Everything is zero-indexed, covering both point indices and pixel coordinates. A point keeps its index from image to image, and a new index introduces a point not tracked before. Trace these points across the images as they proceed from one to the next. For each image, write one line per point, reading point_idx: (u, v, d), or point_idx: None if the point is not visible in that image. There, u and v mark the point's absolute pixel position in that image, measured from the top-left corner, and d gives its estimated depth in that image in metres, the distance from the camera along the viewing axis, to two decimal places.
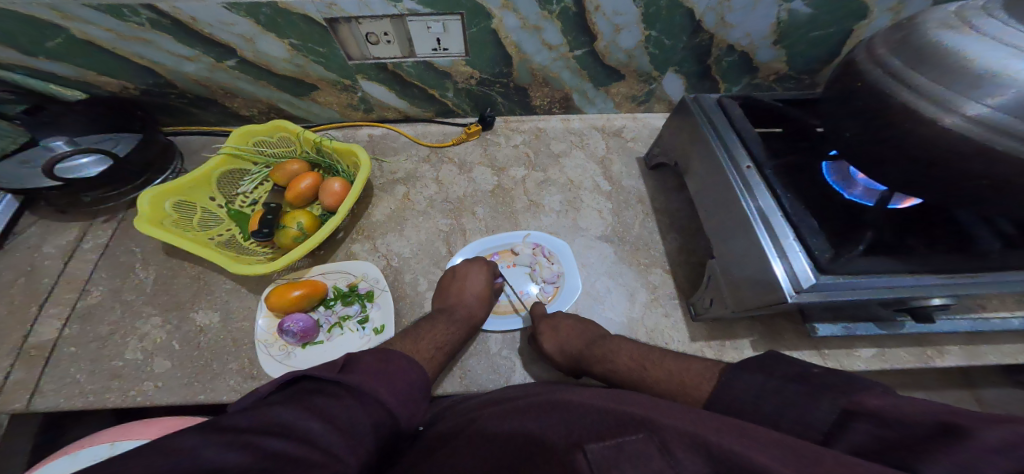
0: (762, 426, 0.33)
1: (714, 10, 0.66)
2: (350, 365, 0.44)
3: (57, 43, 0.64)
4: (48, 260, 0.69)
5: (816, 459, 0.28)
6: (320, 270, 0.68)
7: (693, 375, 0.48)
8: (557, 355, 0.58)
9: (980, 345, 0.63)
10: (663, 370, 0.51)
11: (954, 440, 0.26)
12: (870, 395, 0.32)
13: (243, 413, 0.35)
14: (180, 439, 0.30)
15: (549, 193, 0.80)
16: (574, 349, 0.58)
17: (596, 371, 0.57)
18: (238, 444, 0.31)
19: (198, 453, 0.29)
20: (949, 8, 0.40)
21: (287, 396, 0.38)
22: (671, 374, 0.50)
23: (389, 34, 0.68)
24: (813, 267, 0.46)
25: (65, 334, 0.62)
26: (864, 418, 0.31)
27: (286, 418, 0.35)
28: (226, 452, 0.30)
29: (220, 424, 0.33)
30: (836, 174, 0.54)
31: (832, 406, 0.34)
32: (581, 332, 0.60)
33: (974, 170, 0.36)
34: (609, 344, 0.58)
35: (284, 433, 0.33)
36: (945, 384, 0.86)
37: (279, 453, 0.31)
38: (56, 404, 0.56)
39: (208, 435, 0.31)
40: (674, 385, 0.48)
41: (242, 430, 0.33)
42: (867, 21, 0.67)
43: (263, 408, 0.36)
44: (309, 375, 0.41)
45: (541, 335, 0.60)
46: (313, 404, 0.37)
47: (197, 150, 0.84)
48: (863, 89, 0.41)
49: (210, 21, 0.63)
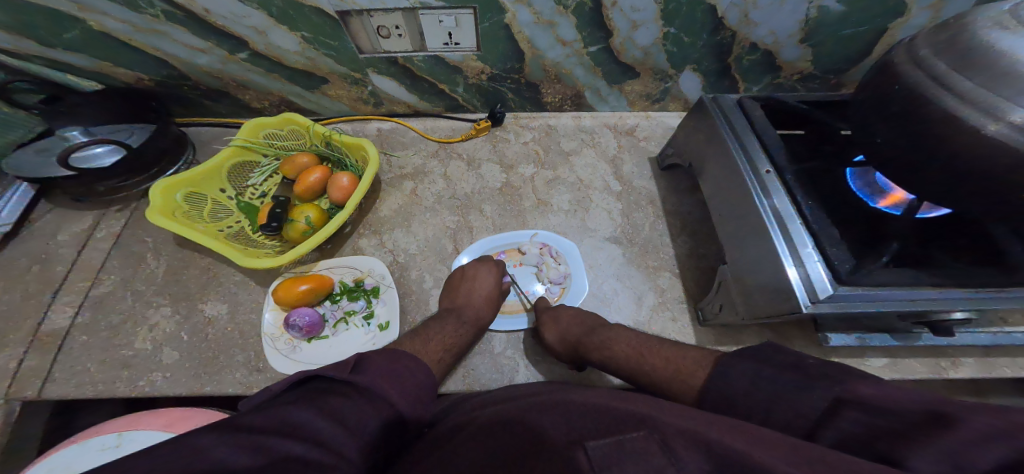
0: (761, 426, 0.32)
1: (737, 6, 0.63)
2: (361, 365, 0.43)
3: (74, 34, 0.65)
4: (62, 248, 0.70)
5: (818, 457, 0.27)
6: (327, 265, 0.68)
7: (689, 363, 0.47)
8: (557, 344, 0.58)
9: (1001, 359, 0.60)
10: (659, 358, 0.50)
11: (949, 431, 0.25)
12: (866, 385, 0.31)
13: (255, 412, 0.35)
14: (193, 438, 0.30)
15: (558, 193, 0.79)
16: (574, 336, 0.57)
17: (594, 358, 0.55)
18: (249, 446, 0.31)
19: (211, 454, 0.30)
20: (1000, 7, 0.37)
21: (297, 395, 0.38)
22: (667, 361, 0.49)
23: (401, 28, 0.67)
24: (831, 277, 0.44)
25: (77, 322, 0.63)
26: (854, 406, 0.30)
27: (297, 418, 0.35)
28: (237, 454, 0.30)
29: (231, 422, 0.33)
30: (861, 181, 0.51)
31: (823, 395, 0.32)
32: (581, 321, 0.59)
33: (1017, 182, 0.34)
34: (608, 331, 0.57)
35: (293, 434, 0.33)
36: (957, 394, 0.84)
37: (290, 457, 0.31)
38: (67, 392, 0.57)
39: (220, 435, 0.31)
40: (670, 372, 0.47)
41: (252, 429, 0.33)
42: (901, 19, 0.64)
43: (274, 407, 0.36)
44: (320, 375, 0.40)
45: (542, 325, 0.60)
46: (324, 404, 0.37)
47: (208, 142, 0.85)
48: (900, 93, 0.39)
49: (223, 13, 0.63)
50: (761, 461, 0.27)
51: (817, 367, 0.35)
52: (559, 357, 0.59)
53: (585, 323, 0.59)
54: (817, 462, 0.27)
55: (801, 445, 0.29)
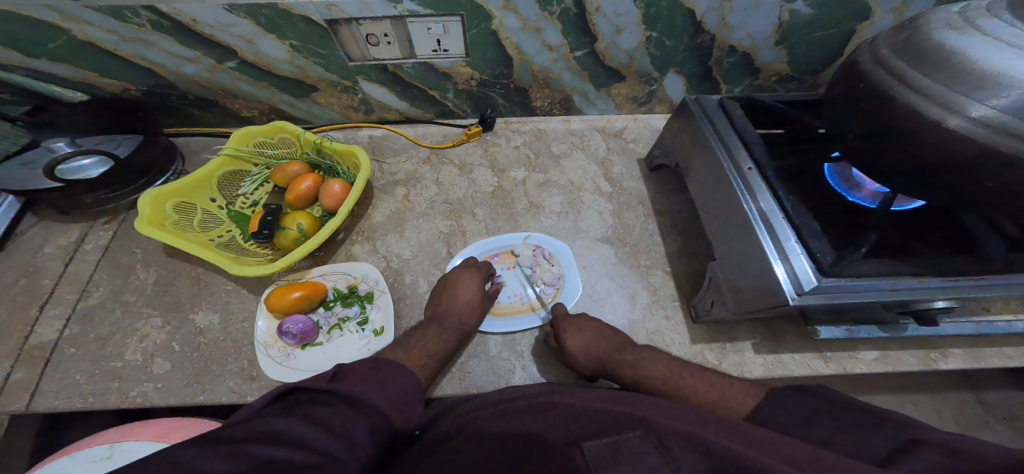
0: (762, 429, 0.33)
1: (715, 10, 0.66)
2: (342, 373, 0.43)
3: (58, 45, 0.64)
4: (50, 260, 0.69)
5: (822, 460, 0.28)
6: (321, 272, 0.69)
7: (737, 392, 0.46)
8: (581, 356, 0.57)
9: (984, 348, 0.62)
10: (703, 382, 0.50)
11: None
12: (937, 433, 0.31)
13: (237, 424, 0.35)
14: (176, 451, 0.30)
15: (550, 195, 0.80)
16: (602, 352, 0.57)
17: (626, 375, 0.56)
18: (233, 455, 0.31)
19: (194, 464, 0.29)
20: (952, 8, 0.39)
21: (281, 407, 0.38)
22: (710, 389, 0.48)
23: (389, 36, 0.68)
24: (815, 269, 0.46)
25: (66, 334, 0.62)
26: (928, 445, 0.29)
27: (280, 426, 0.35)
28: (222, 462, 0.30)
29: (215, 436, 0.33)
30: (839, 175, 0.54)
31: (890, 438, 0.32)
32: (607, 337, 0.59)
33: (982, 172, 0.36)
34: (641, 352, 0.57)
35: (279, 440, 0.33)
36: (944, 386, 0.87)
37: (276, 461, 0.31)
38: (56, 405, 0.56)
39: (203, 446, 0.31)
40: (712, 398, 0.47)
41: (237, 440, 0.33)
42: (868, 22, 0.67)
43: (256, 419, 0.36)
44: (301, 387, 0.41)
45: (566, 332, 0.59)
46: (309, 412, 0.37)
47: (198, 151, 0.84)
48: (867, 90, 0.41)
49: (210, 22, 0.63)
50: (756, 460, 0.28)
51: (882, 410, 0.35)
52: (578, 370, 0.58)
53: (608, 338, 0.59)
54: (823, 466, 0.27)
55: (833, 458, 0.28)
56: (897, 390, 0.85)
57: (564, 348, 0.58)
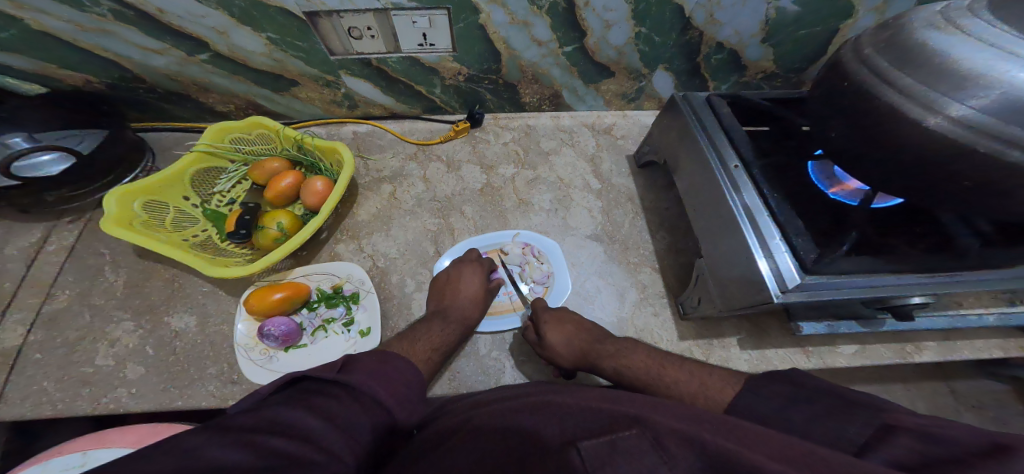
0: (760, 428, 0.32)
1: (703, 7, 0.65)
2: (350, 365, 0.42)
3: (13, 34, 0.61)
4: (11, 262, 0.65)
5: (818, 457, 0.27)
6: (303, 272, 0.66)
7: None
8: (558, 348, 0.57)
9: (956, 341, 0.64)
10: (683, 372, 0.50)
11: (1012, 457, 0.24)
12: (912, 417, 0.31)
13: (246, 412, 0.33)
14: (183, 438, 0.29)
15: (539, 192, 0.79)
16: (564, 353, 0.57)
17: (607, 367, 0.55)
18: (240, 443, 0.29)
19: (201, 452, 0.28)
20: (933, 9, 0.39)
21: (287, 397, 0.37)
22: (691, 376, 0.49)
23: (373, 29, 0.66)
24: (798, 267, 0.46)
25: (30, 340, 0.59)
26: (907, 433, 0.29)
27: (287, 417, 0.34)
28: (228, 451, 0.29)
29: (223, 424, 0.31)
30: (821, 174, 0.54)
31: (865, 422, 0.32)
32: (585, 329, 0.59)
33: (960, 171, 0.36)
34: (619, 343, 0.57)
35: (284, 432, 0.32)
36: (921, 378, 0.89)
37: (279, 453, 0.30)
38: (22, 413, 0.53)
39: (209, 435, 0.30)
40: (692, 388, 0.47)
41: (244, 429, 0.31)
42: (851, 21, 0.68)
43: (263, 408, 0.35)
44: (308, 376, 0.39)
45: (546, 325, 0.59)
46: (314, 404, 0.36)
47: (169, 147, 0.81)
48: (850, 90, 0.41)
49: (179, 12, 0.60)
50: (750, 458, 0.28)
51: (858, 396, 0.35)
52: (559, 364, 0.58)
53: (587, 331, 0.59)
54: (818, 464, 0.27)
55: (818, 450, 0.28)
56: (874, 380, 0.88)
57: (539, 344, 0.58)
